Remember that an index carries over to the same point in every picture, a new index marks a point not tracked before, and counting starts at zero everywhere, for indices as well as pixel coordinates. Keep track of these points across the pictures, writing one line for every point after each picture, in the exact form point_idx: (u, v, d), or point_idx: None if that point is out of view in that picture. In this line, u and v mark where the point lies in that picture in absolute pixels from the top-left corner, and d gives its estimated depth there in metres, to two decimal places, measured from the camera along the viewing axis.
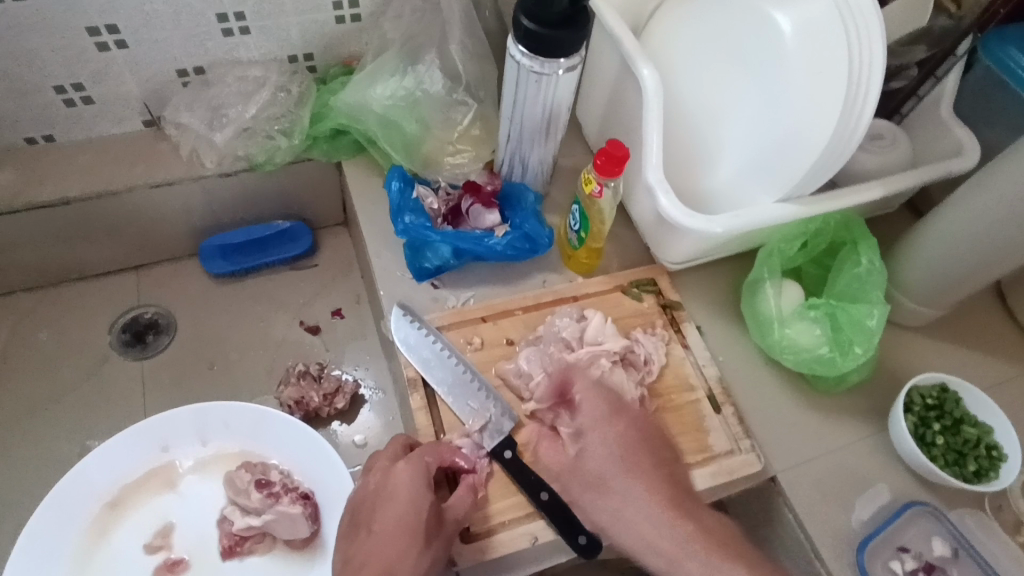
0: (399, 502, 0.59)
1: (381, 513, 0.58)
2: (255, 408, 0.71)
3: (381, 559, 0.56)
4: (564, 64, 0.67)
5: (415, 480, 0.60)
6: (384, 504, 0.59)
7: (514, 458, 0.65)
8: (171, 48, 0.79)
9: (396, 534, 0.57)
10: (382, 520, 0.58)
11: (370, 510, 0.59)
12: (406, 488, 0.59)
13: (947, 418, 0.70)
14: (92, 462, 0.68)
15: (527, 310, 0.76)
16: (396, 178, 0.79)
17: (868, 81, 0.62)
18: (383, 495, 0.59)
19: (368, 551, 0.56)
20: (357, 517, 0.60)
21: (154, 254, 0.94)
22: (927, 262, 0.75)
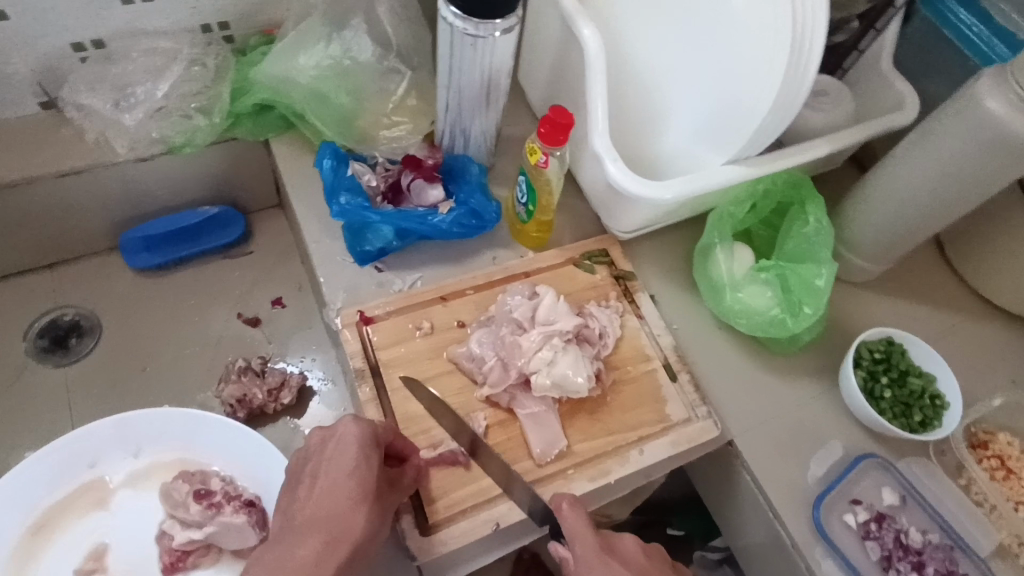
0: (342, 463, 0.57)
1: (328, 468, 0.57)
2: (189, 413, 0.67)
3: (325, 518, 0.55)
4: (500, 25, 0.63)
5: (364, 434, 0.58)
6: (331, 459, 0.57)
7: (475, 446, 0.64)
8: (61, 20, 0.70)
9: (342, 491, 0.55)
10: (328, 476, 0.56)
11: (314, 466, 0.57)
12: (355, 443, 0.57)
13: (895, 371, 0.72)
14: (10, 489, 0.62)
15: (477, 290, 0.73)
16: (328, 155, 0.75)
17: (811, 38, 0.59)
18: (329, 452, 0.57)
19: (315, 505, 0.55)
20: (301, 472, 0.58)
21: (69, 250, 0.86)
22: (870, 222, 0.76)
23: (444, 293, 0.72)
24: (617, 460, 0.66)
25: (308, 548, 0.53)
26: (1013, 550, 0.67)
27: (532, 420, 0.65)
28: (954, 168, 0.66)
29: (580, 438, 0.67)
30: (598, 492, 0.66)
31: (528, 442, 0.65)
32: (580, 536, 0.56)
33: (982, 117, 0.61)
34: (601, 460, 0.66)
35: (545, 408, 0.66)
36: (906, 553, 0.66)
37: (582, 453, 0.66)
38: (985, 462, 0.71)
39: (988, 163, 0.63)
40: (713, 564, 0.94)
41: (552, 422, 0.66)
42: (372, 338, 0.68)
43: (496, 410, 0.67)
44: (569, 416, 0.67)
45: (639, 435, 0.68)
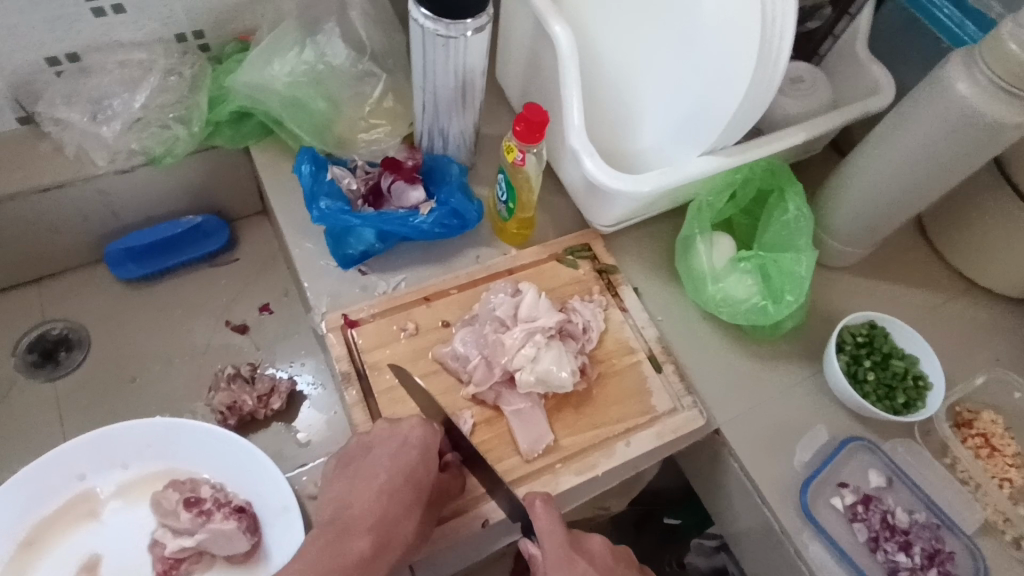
0: (405, 462, 0.59)
1: (386, 469, 0.59)
2: (175, 424, 0.67)
3: (382, 516, 0.57)
4: (471, 25, 0.63)
5: (429, 442, 0.60)
6: (391, 462, 0.59)
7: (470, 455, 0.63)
8: (34, 35, 0.70)
9: (398, 499, 0.58)
10: (383, 478, 0.58)
11: (374, 466, 0.59)
12: (418, 453, 0.60)
13: (877, 354, 0.73)
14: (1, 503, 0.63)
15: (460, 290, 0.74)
16: (307, 161, 0.75)
17: (782, 26, 0.59)
18: (394, 449, 0.60)
19: (369, 505, 0.57)
20: (358, 472, 0.60)
21: (54, 264, 0.86)
22: (847, 208, 0.76)
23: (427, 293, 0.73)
24: (604, 453, 0.67)
25: (360, 545, 0.55)
26: (999, 527, 0.68)
27: (518, 417, 0.66)
28: (928, 153, 0.66)
29: (566, 432, 0.67)
30: (587, 485, 0.67)
31: (515, 439, 0.65)
32: (551, 535, 0.56)
33: (951, 100, 0.62)
34: (589, 454, 0.66)
35: (530, 404, 0.66)
36: (892, 534, 0.67)
37: (569, 447, 0.66)
38: (969, 441, 0.72)
39: (960, 147, 0.64)
40: (710, 551, 0.94)
41: (538, 418, 0.66)
42: (358, 339, 0.69)
43: (483, 408, 0.67)
44: (555, 410, 0.68)
45: (626, 428, 0.68)
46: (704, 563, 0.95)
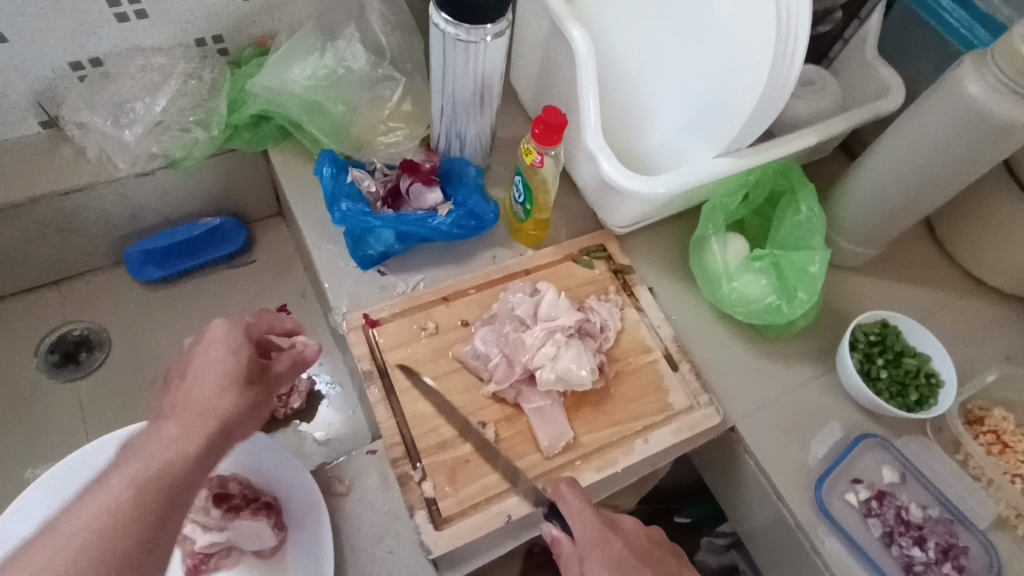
0: (208, 358, 0.52)
1: (198, 386, 0.50)
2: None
3: (197, 403, 0.49)
4: (491, 29, 0.64)
5: (233, 329, 0.54)
6: (204, 362, 0.52)
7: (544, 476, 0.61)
8: (58, 41, 0.71)
9: (160, 492, 0.45)
10: (151, 462, 0.46)
11: (114, 469, 0.46)
12: (201, 424, 0.49)
13: (889, 352, 0.74)
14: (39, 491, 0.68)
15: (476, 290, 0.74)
16: (328, 163, 0.76)
17: (796, 27, 0.60)
18: (197, 355, 0.53)
19: (193, 415, 0.49)
20: (105, 473, 0.46)
21: (75, 266, 0.87)
22: (859, 206, 0.77)
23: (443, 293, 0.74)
24: (622, 450, 0.67)
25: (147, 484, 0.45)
26: (1011, 522, 0.69)
27: (537, 415, 0.67)
28: (938, 151, 0.67)
29: (585, 429, 0.68)
30: (605, 481, 0.68)
31: (536, 436, 0.66)
32: (580, 516, 0.57)
33: (962, 100, 0.63)
34: (608, 451, 0.67)
35: (550, 402, 0.67)
36: (906, 529, 0.68)
37: (588, 444, 0.67)
38: (981, 437, 0.73)
39: (970, 146, 0.65)
40: (721, 549, 0.95)
41: (558, 415, 0.67)
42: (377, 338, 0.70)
43: (503, 405, 0.68)
44: (574, 408, 0.69)
45: (642, 425, 0.69)
46: (714, 561, 0.96)
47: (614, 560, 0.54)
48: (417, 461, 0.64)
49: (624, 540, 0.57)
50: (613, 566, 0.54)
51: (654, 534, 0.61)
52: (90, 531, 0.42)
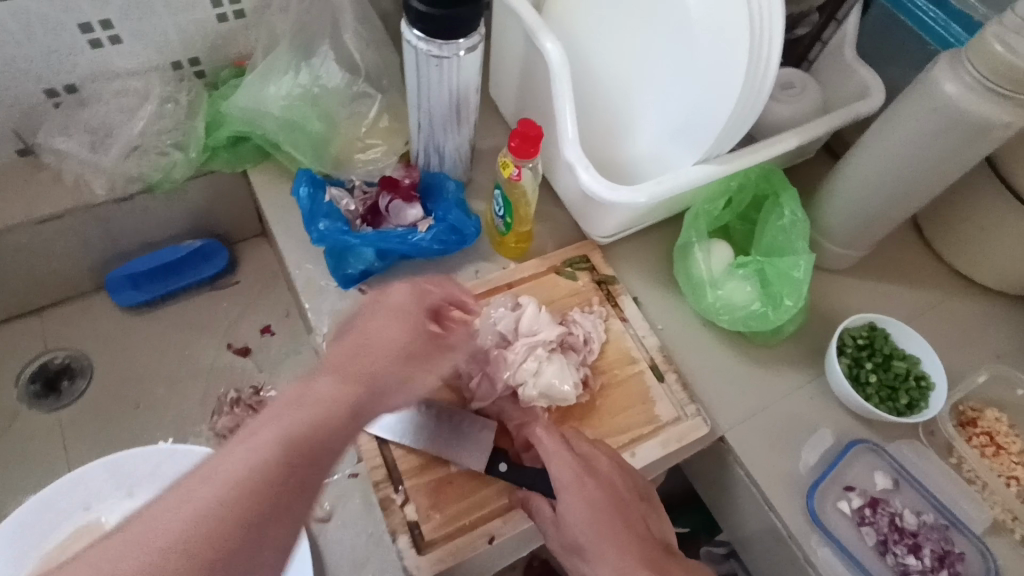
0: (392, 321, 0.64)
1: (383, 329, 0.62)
2: (173, 447, 0.68)
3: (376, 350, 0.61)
4: (463, 44, 0.64)
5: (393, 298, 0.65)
6: (383, 325, 0.63)
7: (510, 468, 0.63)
8: (32, 68, 0.71)
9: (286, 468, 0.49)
10: (297, 425, 0.52)
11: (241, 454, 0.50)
12: (336, 411, 0.54)
13: (878, 355, 0.73)
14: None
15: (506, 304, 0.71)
16: (304, 183, 0.75)
17: (769, 32, 0.60)
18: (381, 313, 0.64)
19: (382, 351, 0.60)
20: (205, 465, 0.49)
21: (57, 293, 0.87)
22: (843, 209, 0.77)
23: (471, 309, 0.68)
24: None
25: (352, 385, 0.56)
26: (1008, 526, 0.67)
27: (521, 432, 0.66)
28: (918, 153, 0.67)
29: None
30: None
31: (520, 453, 0.66)
32: (556, 455, 0.60)
33: (940, 101, 0.63)
34: None
35: (533, 418, 0.66)
36: (901, 536, 0.67)
37: None
38: (974, 440, 0.73)
39: (950, 147, 0.65)
40: (720, 559, 0.93)
41: None
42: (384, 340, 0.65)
43: None
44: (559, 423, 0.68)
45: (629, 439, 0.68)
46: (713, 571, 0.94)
47: (589, 501, 0.57)
48: (400, 484, 0.64)
49: (601, 484, 0.58)
50: (589, 504, 0.57)
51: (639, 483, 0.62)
52: (198, 515, 0.45)
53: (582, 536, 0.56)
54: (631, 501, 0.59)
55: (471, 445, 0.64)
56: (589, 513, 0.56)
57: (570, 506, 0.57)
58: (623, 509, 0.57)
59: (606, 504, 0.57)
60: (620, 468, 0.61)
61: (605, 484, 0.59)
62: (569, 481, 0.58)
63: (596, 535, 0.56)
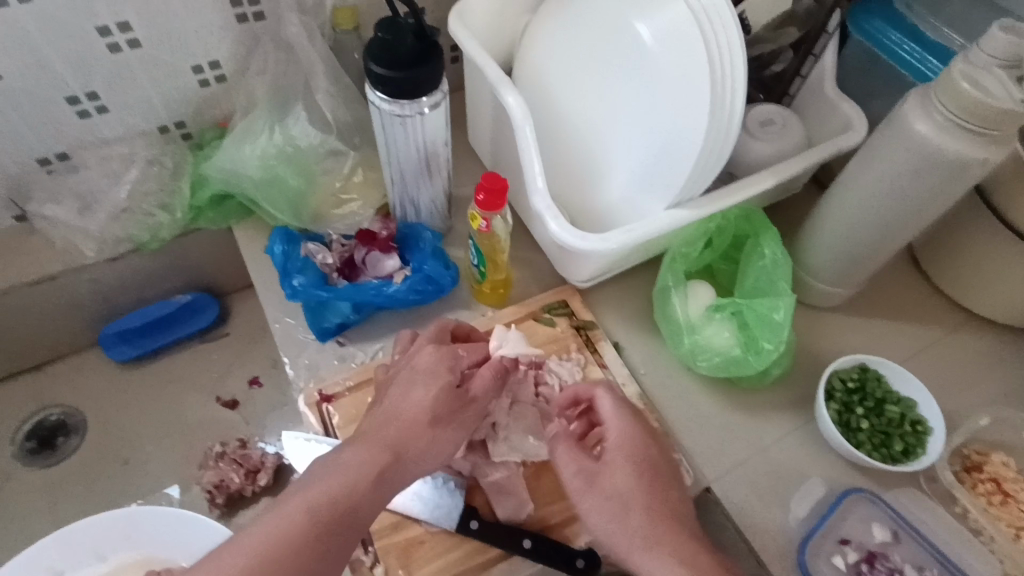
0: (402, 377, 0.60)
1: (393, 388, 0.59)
2: (146, 509, 0.68)
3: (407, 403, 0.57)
4: (426, 102, 0.65)
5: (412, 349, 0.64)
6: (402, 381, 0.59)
7: (481, 529, 0.62)
8: (23, 140, 0.74)
9: (306, 545, 0.47)
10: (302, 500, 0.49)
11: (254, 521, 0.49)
12: (359, 480, 0.51)
13: (870, 400, 0.70)
14: None
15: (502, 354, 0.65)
16: (280, 240, 0.76)
17: (732, 76, 0.62)
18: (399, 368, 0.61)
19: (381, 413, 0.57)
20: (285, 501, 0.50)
21: (54, 350, 0.89)
22: (827, 246, 0.75)
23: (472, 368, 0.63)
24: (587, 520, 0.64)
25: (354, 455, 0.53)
26: None
27: (494, 489, 0.65)
28: (895, 190, 0.65)
29: (546, 502, 0.65)
30: None
31: (492, 510, 0.64)
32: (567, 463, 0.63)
33: (911, 139, 0.61)
34: (571, 522, 0.64)
35: (507, 474, 0.65)
36: None
37: (550, 516, 0.64)
38: (979, 487, 0.68)
39: (927, 184, 0.63)
40: None
41: (515, 487, 0.65)
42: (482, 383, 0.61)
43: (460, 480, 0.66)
44: (535, 477, 0.66)
45: None
46: None
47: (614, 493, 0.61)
48: (369, 545, 0.62)
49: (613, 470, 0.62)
50: (640, 475, 0.62)
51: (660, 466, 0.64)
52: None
53: (623, 506, 0.60)
54: (670, 483, 0.63)
55: (440, 502, 0.63)
56: (639, 487, 0.61)
57: (620, 477, 0.61)
58: (663, 485, 0.62)
59: (651, 478, 0.62)
60: (657, 449, 0.65)
61: (643, 467, 0.63)
62: (613, 457, 0.63)
63: (641, 506, 0.60)
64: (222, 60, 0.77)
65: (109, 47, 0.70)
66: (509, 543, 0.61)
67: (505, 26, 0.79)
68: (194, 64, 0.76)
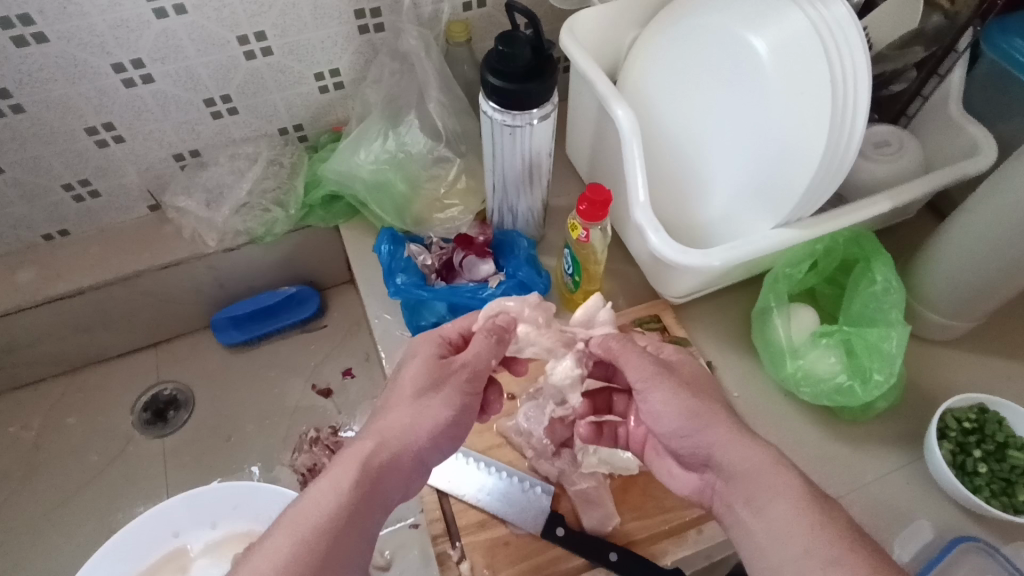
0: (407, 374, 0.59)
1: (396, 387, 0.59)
2: (256, 485, 0.72)
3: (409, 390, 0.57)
4: (536, 114, 0.66)
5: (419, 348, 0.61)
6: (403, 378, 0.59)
7: (567, 535, 0.62)
8: (165, 137, 0.82)
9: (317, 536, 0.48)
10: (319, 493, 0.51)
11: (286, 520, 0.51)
12: (355, 468, 0.52)
13: (990, 443, 0.65)
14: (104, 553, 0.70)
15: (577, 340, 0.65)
16: (386, 241, 0.80)
17: (855, 91, 0.61)
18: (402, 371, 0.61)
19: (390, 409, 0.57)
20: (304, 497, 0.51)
21: (172, 330, 0.97)
22: (947, 275, 0.70)
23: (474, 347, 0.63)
24: (675, 540, 0.63)
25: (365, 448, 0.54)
26: None
27: (582, 498, 0.65)
28: None
29: (633, 517, 0.64)
30: None
31: (579, 520, 0.64)
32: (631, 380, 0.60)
33: None
34: (658, 540, 0.63)
35: (594, 485, 0.65)
36: None
37: (637, 532, 0.63)
38: None
39: None
40: None
41: (603, 499, 0.64)
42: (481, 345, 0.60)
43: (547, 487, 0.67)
44: (623, 490, 0.66)
45: (698, 514, 0.64)
46: None
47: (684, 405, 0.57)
48: (456, 539, 0.63)
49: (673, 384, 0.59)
50: (685, 392, 0.57)
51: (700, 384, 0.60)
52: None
53: (685, 425, 0.56)
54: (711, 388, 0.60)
55: (527, 505, 0.64)
56: (686, 402, 0.57)
57: (667, 399, 0.57)
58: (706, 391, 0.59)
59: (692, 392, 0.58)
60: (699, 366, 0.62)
61: (684, 380, 0.59)
62: (652, 376, 0.59)
63: (695, 415, 0.56)
64: (342, 68, 0.82)
65: (245, 55, 0.76)
66: (596, 556, 0.61)
67: (611, 40, 0.80)
68: (316, 72, 0.82)
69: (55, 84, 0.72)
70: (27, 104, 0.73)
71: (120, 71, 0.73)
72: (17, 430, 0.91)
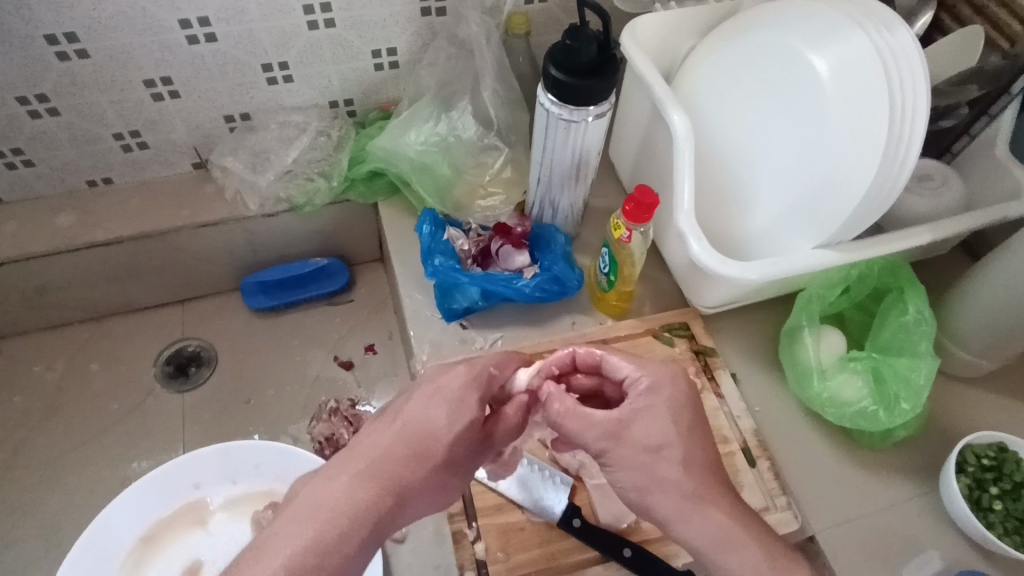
0: (441, 403, 0.57)
1: (425, 416, 0.56)
2: (294, 451, 0.73)
3: (438, 427, 0.56)
4: (593, 111, 0.67)
5: (463, 377, 0.58)
6: (433, 407, 0.57)
7: (584, 527, 0.63)
8: (218, 97, 0.83)
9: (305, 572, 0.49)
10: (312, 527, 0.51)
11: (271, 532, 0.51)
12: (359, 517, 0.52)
13: (1007, 482, 0.65)
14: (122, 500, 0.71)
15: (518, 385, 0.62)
16: (427, 221, 0.81)
17: (912, 123, 0.62)
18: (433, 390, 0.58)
19: (407, 442, 0.55)
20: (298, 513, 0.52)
21: (200, 288, 0.98)
22: (980, 313, 0.71)
23: (500, 396, 0.62)
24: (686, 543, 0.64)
25: (376, 487, 0.53)
26: None
27: (599, 492, 0.65)
28: None
29: None
30: None
31: (594, 513, 0.65)
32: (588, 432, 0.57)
33: None
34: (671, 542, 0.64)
35: None
36: None
37: (650, 532, 0.64)
38: None
39: None
40: None
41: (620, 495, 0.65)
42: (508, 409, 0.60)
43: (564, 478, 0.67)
44: None
45: None
46: None
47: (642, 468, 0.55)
48: (473, 520, 0.64)
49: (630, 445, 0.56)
50: (642, 458, 0.55)
51: (668, 447, 0.56)
52: None
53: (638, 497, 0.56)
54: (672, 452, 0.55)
55: (545, 494, 0.65)
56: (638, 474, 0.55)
57: (621, 469, 0.56)
58: (660, 457, 0.55)
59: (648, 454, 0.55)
60: (662, 417, 0.56)
61: (641, 442, 0.56)
62: (603, 442, 0.56)
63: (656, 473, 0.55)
64: (400, 48, 0.83)
65: (309, 24, 0.77)
66: (609, 551, 0.62)
67: (667, 46, 0.81)
68: (374, 48, 0.83)
69: (122, 33, 0.73)
70: (91, 50, 0.74)
71: (185, 27, 0.74)
72: (41, 370, 0.92)
